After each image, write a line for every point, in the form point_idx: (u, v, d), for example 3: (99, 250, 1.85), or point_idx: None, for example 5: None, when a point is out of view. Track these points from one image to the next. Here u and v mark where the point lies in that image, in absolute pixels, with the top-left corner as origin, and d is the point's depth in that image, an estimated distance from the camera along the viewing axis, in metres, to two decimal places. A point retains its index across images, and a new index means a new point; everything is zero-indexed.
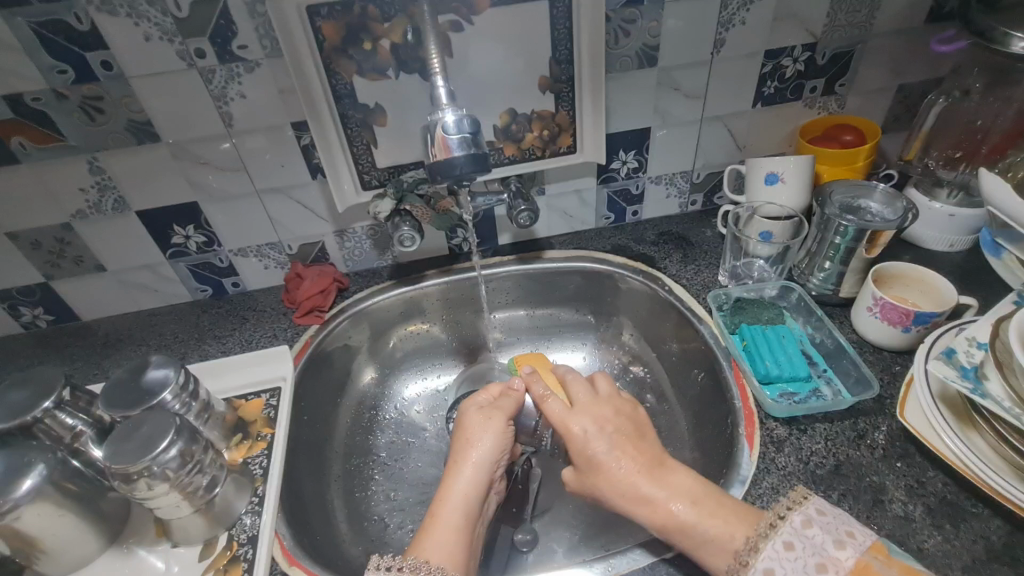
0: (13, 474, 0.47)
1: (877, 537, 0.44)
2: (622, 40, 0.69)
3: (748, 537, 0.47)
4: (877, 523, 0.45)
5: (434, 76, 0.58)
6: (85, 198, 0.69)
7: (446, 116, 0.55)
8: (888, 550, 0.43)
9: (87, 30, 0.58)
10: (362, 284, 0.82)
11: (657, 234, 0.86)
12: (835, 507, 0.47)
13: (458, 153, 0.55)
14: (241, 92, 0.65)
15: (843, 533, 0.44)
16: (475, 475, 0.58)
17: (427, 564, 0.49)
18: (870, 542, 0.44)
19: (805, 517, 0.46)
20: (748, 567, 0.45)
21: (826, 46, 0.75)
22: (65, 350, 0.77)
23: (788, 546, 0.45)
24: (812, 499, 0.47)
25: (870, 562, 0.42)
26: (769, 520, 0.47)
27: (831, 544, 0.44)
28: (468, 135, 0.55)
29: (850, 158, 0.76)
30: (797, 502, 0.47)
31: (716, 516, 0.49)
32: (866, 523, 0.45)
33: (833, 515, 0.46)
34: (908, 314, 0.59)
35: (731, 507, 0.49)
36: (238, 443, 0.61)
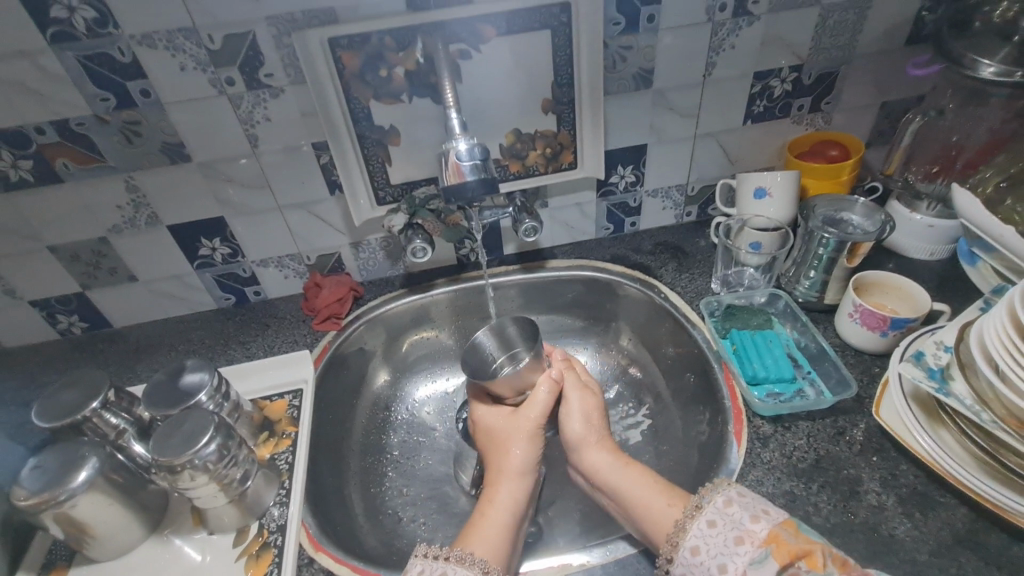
0: (69, 467, 0.52)
1: (759, 541, 0.47)
2: (619, 65, 0.74)
3: (677, 518, 0.53)
4: (761, 524, 0.48)
5: (447, 110, 0.63)
6: (121, 213, 0.75)
7: (459, 145, 0.61)
8: (766, 554, 0.46)
9: (129, 61, 0.63)
10: (375, 293, 0.87)
11: (654, 244, 0.91)
12: (724, 518, 0.50)
13: (470, 177, 0.60)
14: (266, 116, 0.70)
15: (732, 541, 0.48)
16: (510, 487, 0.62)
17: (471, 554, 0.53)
18: (751, 547, 0.47)
19: (698, 532, 0.51)
20: (674, 559, 0.51)
21: (812, 67, 0.80)
22: (99, 355, 0.83)
23: (694, 553, 0.50)
24: (704, 511, 0.52)
25: (752, 569, 0.46)
26: (681, 517, 0.53)
27: (723, 551, 0.48)
28: (479, 162, 0.60)
29: (835, 172, 0.80)
30: (691, 514, 0.52)
31: (647, 504, 0.56)
32: (752, 526, 0.48)
33: (721, 526, 0.50)
34: (885, 320, 0.64)
35: (659, 492, 0.56)
36: (266, 440, 0.66)
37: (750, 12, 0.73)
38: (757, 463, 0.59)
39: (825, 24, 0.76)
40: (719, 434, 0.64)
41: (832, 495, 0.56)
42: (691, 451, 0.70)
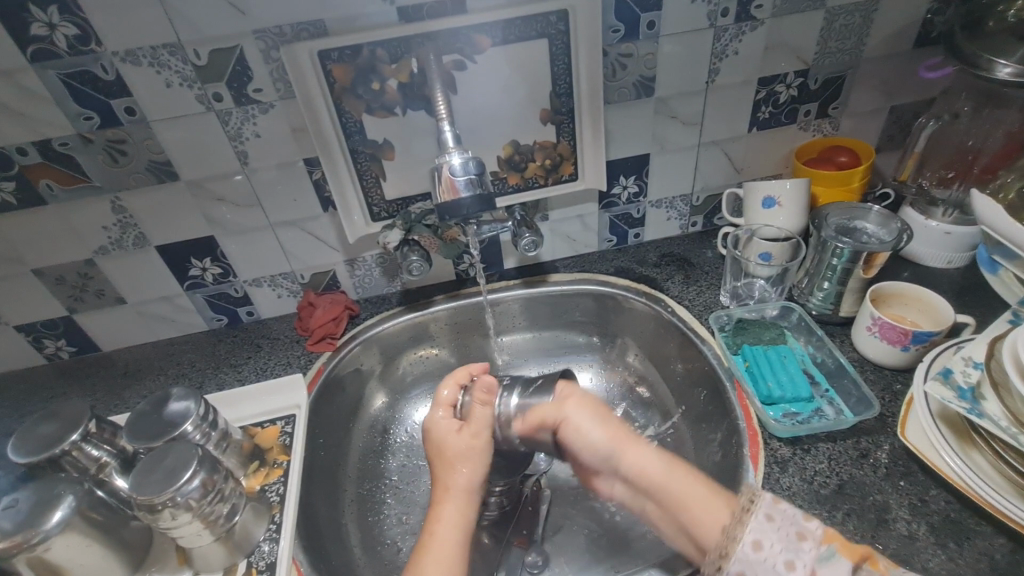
0: (44, 506, 0.49)
1: (820, 538, 0.45)
2: (619, 73, 0.72)
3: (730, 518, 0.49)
4: (815, 522, 0.46)
5: (439, 121, 0.60)
6: (108, 234, 0.72)
7: (452, 158, 0.58)
8: (833, 551, 0.44)
9: (113, 79, 0.61)
10: (372, 311, 0.84)
11: (659, 256, 0.88)
12: (780, 512, 0.47)
13: (465, 193, 0.57)
14: (256, 132, 0.68)
15: (794, 537, 0.45)
16: (457, 488, 0.58)
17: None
18: (815, 544, 0.45)
19: (757, 525, 0.47)
20: (729, 555, 0.47)
21: (817, 72, 0.77)
22: (87, 381, 0.80)
23: (755, 549, 0.46)
24: (758, 508, 0.48)
25: (821, 567, 0.43)
26: (729, 523, 0.49)
27: (787, 547, 0.45)
28: (474, 176, 0.58)
29: (846, 180, 0.77)
30: (741, 515, 0.48)
31: (698, 509, 0.51)
32: (809, 523, 0.46)
33: (780, 520, 0.46)
34: (906, 334, 0.61)
35: (712, 496, 0.52)
36: (255, 471, 0.63)
37: (753, 16, 0.71)
38: (775, 489, 0.56)
39: (831, 27, 0.74)
40: (734, 457, 0.61)
41: (858, 523, 0.52)
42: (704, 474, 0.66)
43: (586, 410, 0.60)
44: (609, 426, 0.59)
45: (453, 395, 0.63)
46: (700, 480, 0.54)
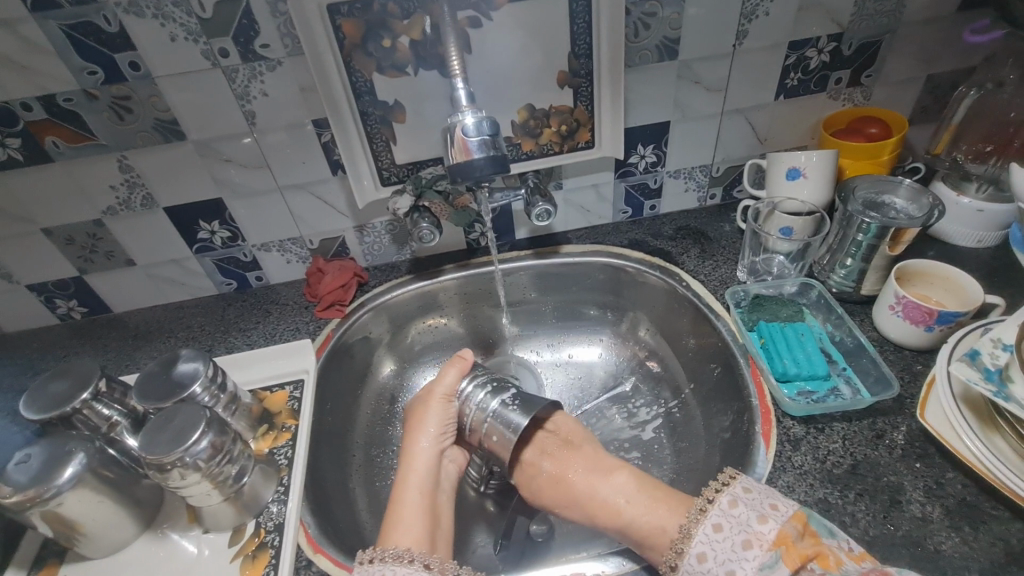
0: (56, 462, 0.50)
1: (767, 544, 0.46)
2: (641, 34, 0.68)
3: (681, 523, 0.52)
4: (770, 525, 0.47)
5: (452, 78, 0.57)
6: (116, 194, 0.72)
7: (465, 118, 0.55)
8: (777, 558, 0.45)
9: (115, 31, 0.59)
10: (381, 279, 0.84)
11: (675, 229, 0.86)
12: (729, 520, 0.49)
13: (477, 155, 0.55)
14: (263, 90, 0.66)
15: (739, 546, 0.48)
16: (424, 463, 0.62)
17: (401, 545, 0.53)
18: (760, 552, 0.46)
19: (705, 537, 0.50)
20: (678, 567, 0.50)
21: (853, 36, 0.73)
22: (99, 341, 0.80)
23: (700, 560, 0.49)
24: (708, 514, 0.51)
25: (763, 574, 0.45)
26: (678, 530, 0.52)
27: (731, 556, 0.48)
28: (487, 137, 0.55)
29: (877, 152, 0.74)
30: (696, 518, 0.51)
31: (648, 514, 0.55)
32: (760, 528, 0.47)
33: (727, 530, 0.49)
34: (931, 313, 0.59)
35: (661, 506, 0.55)
36: (264, 434, 0.63)
37: None
38: (786, 467, 0.55)
39: None
40: (745, 434, 0.60)
41: (870, 504, 0.51)
42: (713, 450, 0.66)
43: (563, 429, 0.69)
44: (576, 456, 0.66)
45: (455, 380, 0.67)
46: (652, 490, 0.58)
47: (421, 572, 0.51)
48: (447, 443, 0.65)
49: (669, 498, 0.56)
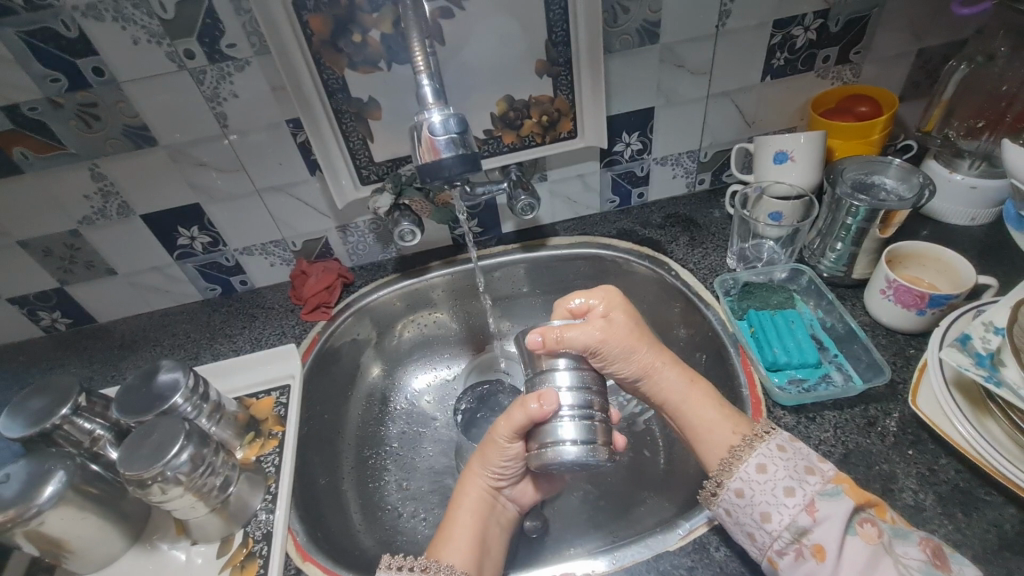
0: (36, 481, 0.49)
1: (829, 476, 0.46)
2: (620, 18, 0.66)
3: (746, 435, 0.50)
4: (829, 464, 0.47)
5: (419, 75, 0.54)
6: (90, 204, 0.70)
7: (432, 116, 0.53)
8: (839, 490, 0.45)
9: (76, 37, 0.57)
10: (367, 279, 0.82)
11: (663, 217, 0.84)
12: (793, 446, 0.48)
13: (446, 153, 0.53)
14: (233, 91, 0.64)
15: (802, 469, 0.46)
16: (479, 502, 0.56)
17: (440, 563, 0.49)
18: (822, 479, 0.45)
19: (766, 451, 0.48)
20: (721, 485, 0.48)
21: (839, 12, 0.71)
22: (85, 352, 0.80)
23: (758, 471, 0.47)
24: (770, 437, 0.49)
25: (822, 500, 0.44)
26: (738, 443, 0.49)
27: (792, 476, 0.46)
28: (456, 134, 0.53)
29: (866, 132, 0.72)
30: (751, 442, 0.49)
31: (711, 423, 0.51)
32: (821, 464, 0.47)
33: (791, 452, 0.48)
34: (922, 297, 0.57)
35: (725, 418, 0.52)
36: (250, 442, 0.62)
37: None
38: None
39: None
40: None
41: None
42: None
43: (620, 313, 0.56)
44: (643, 339, 0.55)
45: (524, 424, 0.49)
46: (719, 403, 0.53)
47: None
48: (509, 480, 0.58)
49: (736, 412, 0.52)
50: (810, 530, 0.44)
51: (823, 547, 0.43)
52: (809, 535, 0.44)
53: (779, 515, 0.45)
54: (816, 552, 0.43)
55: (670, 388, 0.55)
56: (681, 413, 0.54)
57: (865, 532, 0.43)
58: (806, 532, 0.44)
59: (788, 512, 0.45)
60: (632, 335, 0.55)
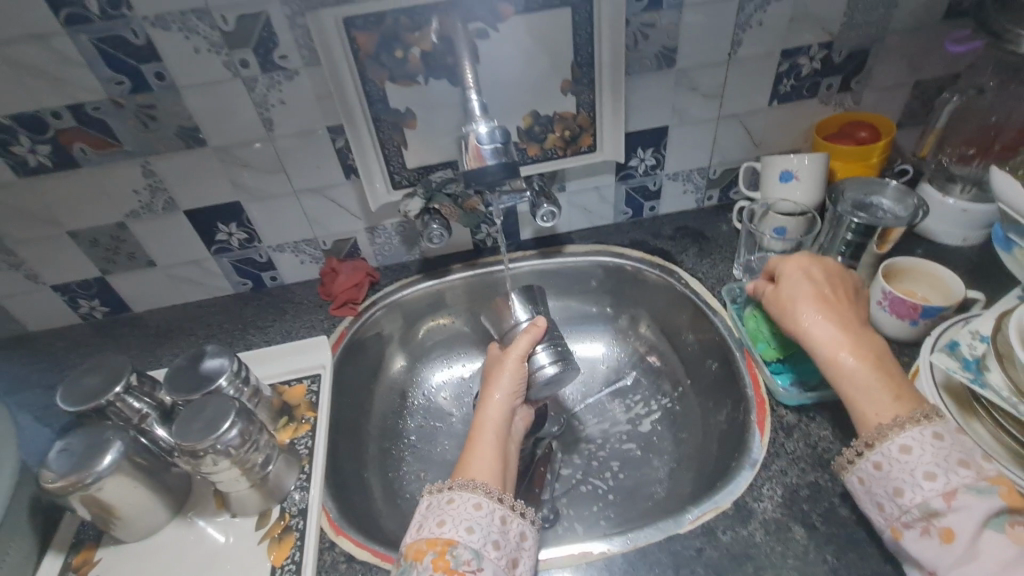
0: (95, 450, 0.53)
1: (986, 475, 0.45)
2: (641, 44, 0.71)
3: (897, 417, 0.49)
4: (991, 464, 0.46)
5: (469, 90, 0.61)
6: (139, 198, 0.75)
7: (478, 128, 0.59)
8: (994, 490, 0.44)
9: (142, 44, 0.62)
10: (392, 278, 0.87)
11: (674, 229, 0.89)
12: (955, 438, 0.47)
13: (491, 160, 0.58)
14: (282, 98, 0.69)
15: (954, 460, 0.46)
16: (500, 414, 0.64)
17: (475, 480, 0.55)
18: (974, 475, 0.45)
19: (915, 434, 0.48)
20: (874, 446, 0.49)
21: (842, 44, 0.77)
22: (122, 339, 0.84)
23: (902, 451, 0.48)
24: (929, 423, 0.48)
25: (969, 492, 0.44)
26: (890, 420, 0.49)
27: (939, 463, 0.46)
28: (500, 145, 0.58)
29: (864, 154, 0.78)
30: (915, 419, 0.48)
31: (866, 394, 0.51)
32: (982, 462, 0.46)
33: (948, 441, 0.47)
34: (916, 308, 0.62)
35: (885, 386, 0.51)
36: (285, 425, 0.67)
37: None
38: (780, 453, 0.59)
39: None
40: (741, 422, 0.64)
41: None
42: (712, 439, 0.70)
43: (807, 265, 0.60)
44: (834, 298, 0.57)
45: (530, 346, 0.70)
46: (893, 392, 0.51)
47: (490, 501, 0.53)
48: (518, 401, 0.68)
49: (899, 389, 0.51)
50: (943, 514, 0.45)
51: (954, 532, 0.44)
52: (941, 517, 0.45)
53: (913, 493, 0.46)
54: (945, 535, 0.44)
55: (838, 357, 0.53)
56: (852, 381, 0.52)
57: (1014, 532, 0.42)
58: (937, 513, 0.45)
59: (923, 493, 0.46)
60: (825, 292, 0.58)
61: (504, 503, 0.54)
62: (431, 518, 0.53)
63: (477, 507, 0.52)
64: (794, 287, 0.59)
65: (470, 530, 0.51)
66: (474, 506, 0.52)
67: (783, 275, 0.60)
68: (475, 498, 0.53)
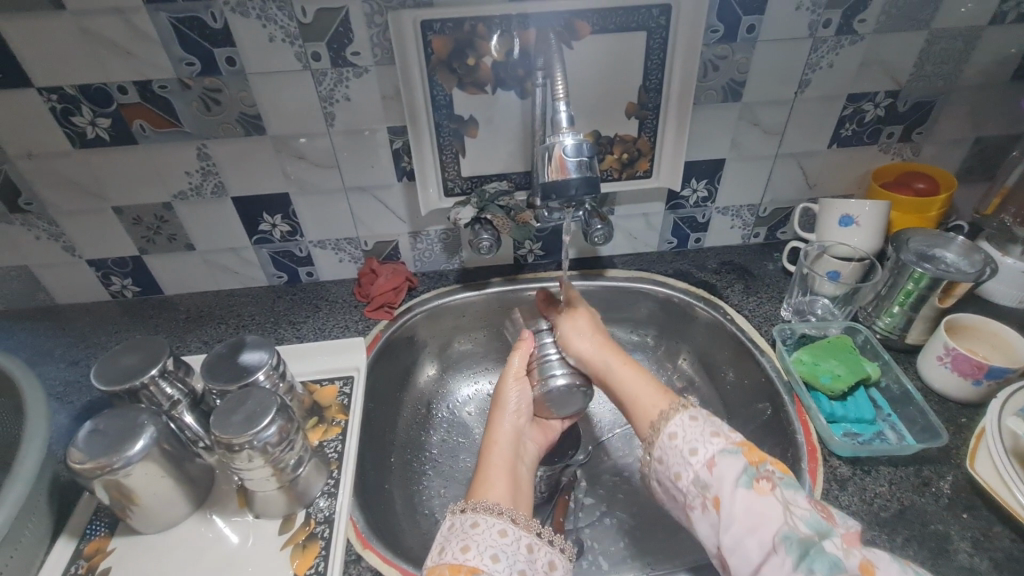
0: (128, 433, 0.51)
1: (733, 441, 0.52)
2: (710, 74, 0.71)
3: (662, 409, 0.58)
4: (737, 433, 0.53)
5: (556, 101, 0.58)
6: (189, 180, 0.74)
7: (565, 139, 0.57)
8: (738, 451, 0.51)
9: (219, 28, 0.62)
10: (429, 285, 0.85)
11: (719, 263, 0.88)
12: (705, 417, 0.55)
13: (575, 173, 0.57)
14: (347, 95, 0.68)
15: (708, 433, 0.53)
16: (507, 438, 0.62)
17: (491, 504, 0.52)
18: (725, 441, 0.52)
19: (680, 423, 0.55)
20: (654, 440, 0.56)
21: (909, 94, 0.76)
22: (150, 321, 0.82)
23: (671, 438, 0.54)
24: (688, 407, 0.56)
25: (722, 458, 0.51)
26: (663, 409, 0.57)
27: (698, 439, 0.53)
28: (585, 158, 0.57)
29: (923, 206, 0.76)
30: (676, 407, 0.57)
31: (644, 397, 0.60)
32: (729, 433, 0.53)
33: (701, 421, 0.54)
34: (981, 367, 0.60)
35: (659, 390, 0.60)
36: (315, 426, 0.65)
37: (854, 30, 0.70)
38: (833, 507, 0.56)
39: (930, 50, 0.72)
40: (790, 469, 0.61)
41: (918, 550, 0.52)
42: None
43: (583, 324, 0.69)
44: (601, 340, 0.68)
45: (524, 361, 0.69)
46: (654, 380, 0.62)
47: (511, 524, 0.50)
48: (525, 419, 0.66)
49: (666, 389, 0.60)
50: (710, 484, 0.50)
51: (721, 500, 0.49)
52: (710, 488, 0.50)
53: (686, 472, 0.52)
54: (716, 504, 0.49)
55: (608, 365, 0.65)
56: (632, 393, 0.61)
57: (759, 486, 0.48)
58: (707, 486, 0.50)
59: (693, 467, 0.52)
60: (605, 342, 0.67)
61: (531, 531, 0.51)
62: (454, 542, 0.49)
63: (502, 534, 0.49)
64: (577, 337, 0.68)
65: (495, 558, 0.48)
66: (500, 531, 0.50)
67: (562, 329, 0.70)
68: (499, 524, 0.50)
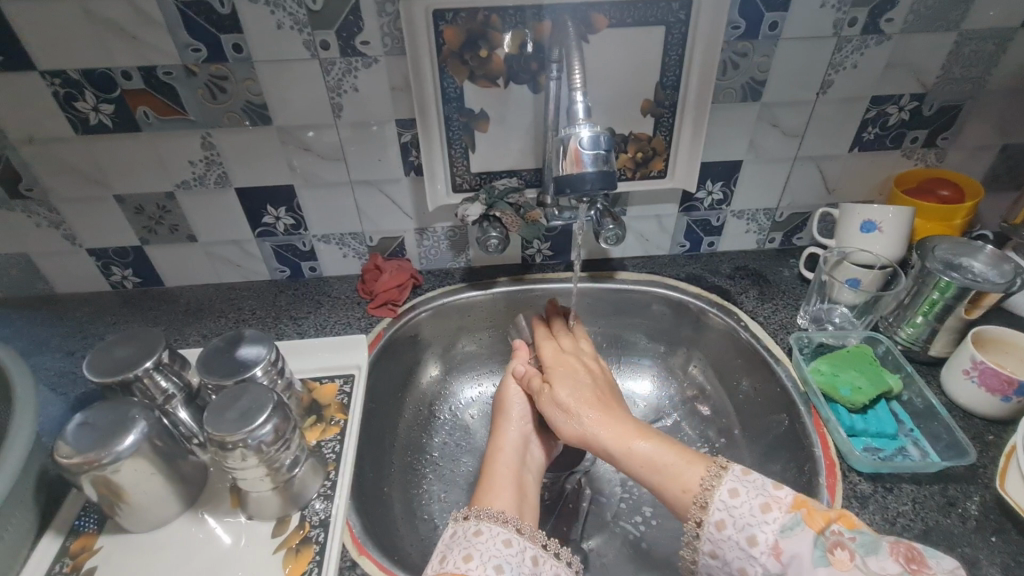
0: (118, 426, 0.49)
1: (787, 506, 0.45)
2: (729, 72, 0.69)
3: (704, 481, 0.49)
4: (785, 490, 0.46)
5: (573, 90, 0.57)
6: (192, 170, 0.72)
7: (581, 131, 0.55)
8: (798, 520, 0.44)
9: (227, 13, 0.61)
10: (434, 283, 0.83)
11: (732, 268, 0.85)
12: (744, 484, 0.48)
13: (590, 168, 0.55)
14: (355, 85, 0.67)
15: (758, 509, 0.45)
16: (512, 446, 0.60)
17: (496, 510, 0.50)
18: (780, 513, 0.45)
19: (721, 503, 0.47)
20: (708, 507, 0.47)
21: (935, 97, 0.73)
22: (149, 313, 0.80)
23: (719, 527, 0.47)
24: (726, 478, 0.48)
25: (784, 537, 0.44)
26: (699, 488, 0.49)
27: (752, 521, 0.45)
28: (602, 152, 0.55)
29: (947, 213, 0.74)
30: (717, 473, 0.49)
31: (667, 471, 0.52)
32: (778, 492, 0.46)
33: (744, 494, 0.47)
34: (1010, 383, 0.57)
35: (682, 458, 0.52)
36: (313, 425, 0.63)
37: (881, 30, 0.67)
38: None
39: (959, 53, 0.70)
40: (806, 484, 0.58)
41: None
42: None
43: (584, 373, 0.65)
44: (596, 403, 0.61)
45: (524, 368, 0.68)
46: (672, 443, 0.54)
47: (513, 534, 0.48)
48: (533, 428, 0.64)
49: (696, 455, 0.52)
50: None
51: None
52: None
53: (753, 568, 0.44)
54: None
55: (609, 446, 0.56)
56: (651, 463, 0.53)
57: (838, 560, 0.41)
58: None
59: (759, 563, 0.44)
60: (588, 398, 0.61)
61: (536, 542, 0.49)
62: (456, 549, 0.47)
63: (506, 544, 0.47)
64: (566, 392, 0.61)
65: (498, 569, 0.45)
66: (504, 541, 0.47)
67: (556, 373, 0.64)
68: (504, 533, 0.48)
